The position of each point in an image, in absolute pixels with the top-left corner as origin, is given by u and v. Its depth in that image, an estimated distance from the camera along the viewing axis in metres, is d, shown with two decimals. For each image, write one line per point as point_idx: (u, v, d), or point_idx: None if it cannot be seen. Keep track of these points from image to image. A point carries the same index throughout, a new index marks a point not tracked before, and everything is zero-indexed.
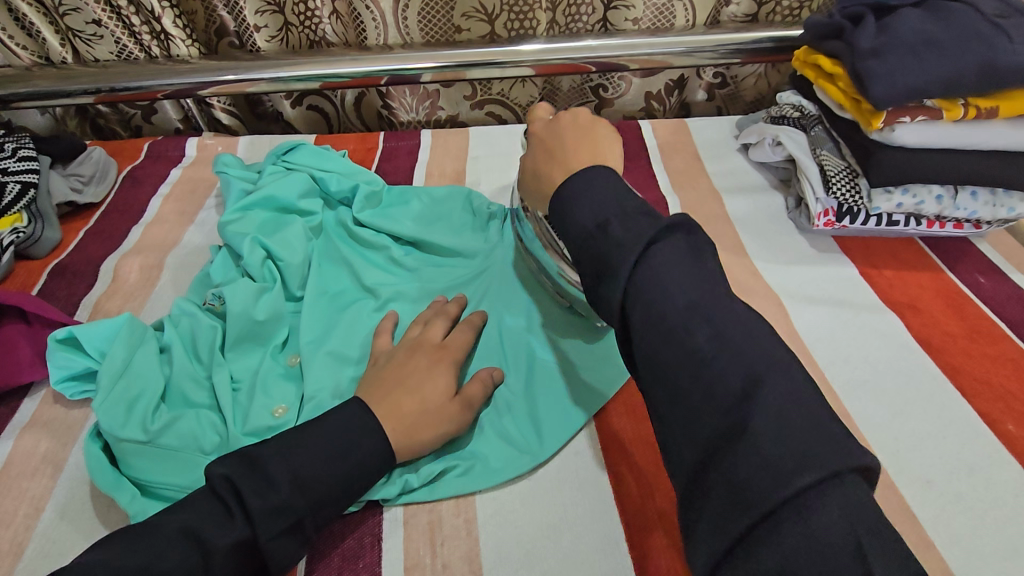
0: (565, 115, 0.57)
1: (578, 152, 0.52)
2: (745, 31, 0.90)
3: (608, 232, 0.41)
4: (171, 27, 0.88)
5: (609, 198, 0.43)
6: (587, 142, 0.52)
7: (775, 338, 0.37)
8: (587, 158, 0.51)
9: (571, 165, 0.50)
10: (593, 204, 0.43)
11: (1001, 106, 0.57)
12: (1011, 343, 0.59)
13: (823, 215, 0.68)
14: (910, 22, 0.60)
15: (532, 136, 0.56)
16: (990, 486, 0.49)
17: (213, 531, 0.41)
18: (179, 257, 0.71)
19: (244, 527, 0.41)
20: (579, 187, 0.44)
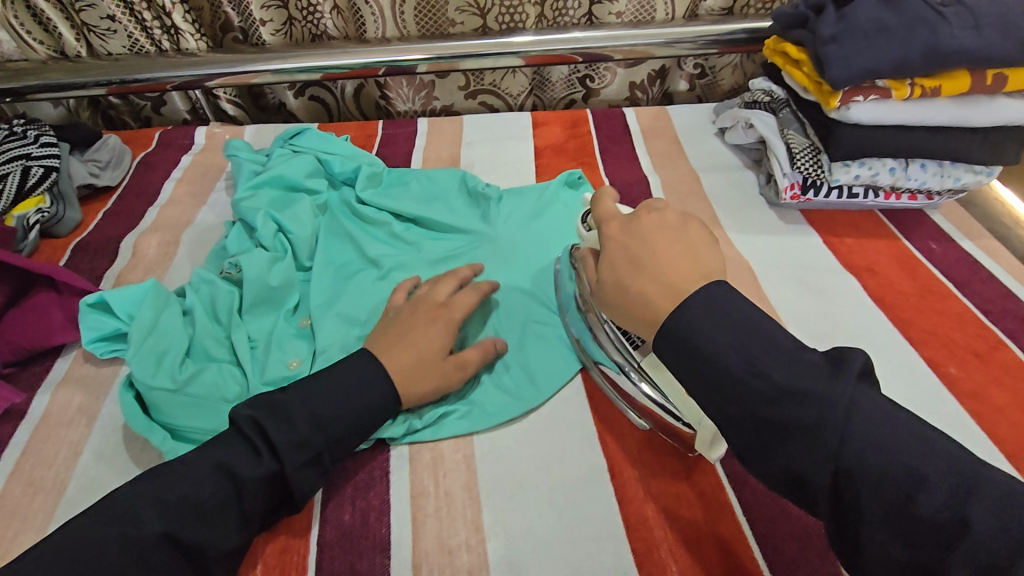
0: (648, 211, 0.51)
1: (675, 264, 0.45)
2: (722, 23, 0.96)
3: (765, 377, 0.38)
4: (181, 23, 0.93)
5: (749, 329, 0.40)
6: (683, 252, 0.46)
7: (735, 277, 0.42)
8: (689, 273, 0.44)
9: (670, 281, 0.44)
10: (737, 343, 0.40)
11: (944, 85, 0.63)
12: (955, 300, 0.66)
13: (790, 188, 0.74)
14: (866, 10, 0.66)
15: (606, 239, 0.50)
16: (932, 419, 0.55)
17: (244, 463, 0.46)
18: (194, 234, 0.76)
19: (270, 460, 0.46)
20: (702, 306, 0.42)
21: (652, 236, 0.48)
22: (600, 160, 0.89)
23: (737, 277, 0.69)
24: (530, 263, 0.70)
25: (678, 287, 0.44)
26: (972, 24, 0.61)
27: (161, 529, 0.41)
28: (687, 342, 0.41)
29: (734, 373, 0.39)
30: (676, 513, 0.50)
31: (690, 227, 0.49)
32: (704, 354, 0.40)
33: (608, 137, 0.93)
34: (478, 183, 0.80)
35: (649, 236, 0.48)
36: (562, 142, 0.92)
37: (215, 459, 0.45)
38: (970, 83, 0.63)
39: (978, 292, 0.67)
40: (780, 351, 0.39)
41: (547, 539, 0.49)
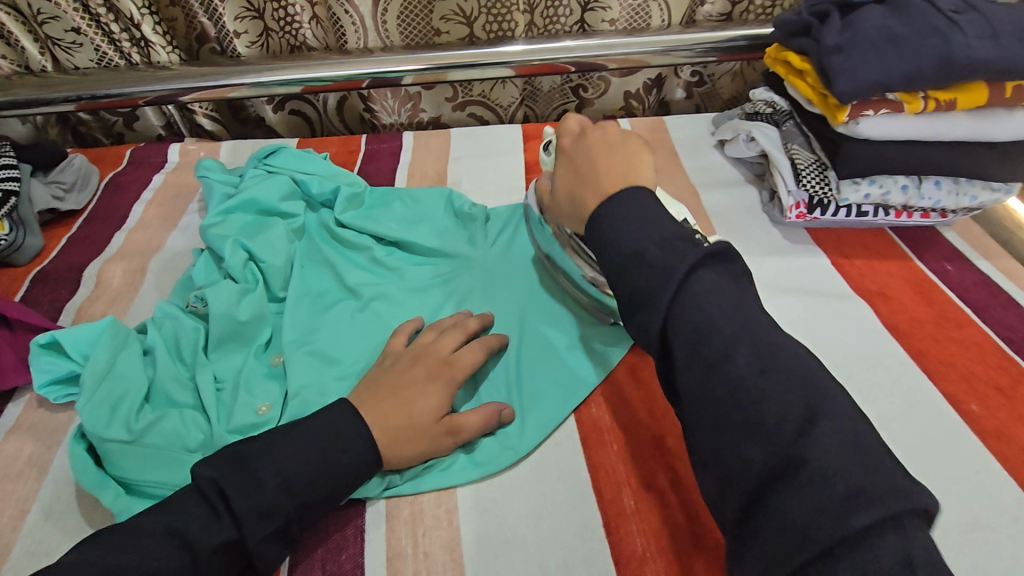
0: (595, 130, 0.56)
1: (611, 172, 0.50)
2: (720, 30, 0.92)
3: (645, 257, 0.42)
4: (151, 34, 0.88)
5: (649, 219, 0.44)
6: (619, 162, 0.51)
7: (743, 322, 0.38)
8: (619, 179, 0.49)
9: (603, 187, 0.49)
10: (633, 225, 0.44)
11: (960, 98, 0.59)
12: (974, 327, 0.62)
13: (795, 207, 0.69)
14: (873, 19, 0.61)
15: (560, 153, 0.56)
16: (954, 465, 0.51)
17: (202, 532, 0.41)
18: (163, 261, 0.72)
19: (228, 526, 0.42)
20: (620, 205, 0.45)
21: (594, 151, 0.53)
22: None
23: None
24: (522, 289, 0.66)
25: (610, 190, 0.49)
26: (990, 32, 0.56)
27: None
28: (600, 232, 0.45)
29: (623, 256, 0.43)
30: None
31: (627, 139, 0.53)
32: (611, 242, 0.44)
33: None
34: (465, 203, 0.75)
35: (594, 150, 0.53)
36: None
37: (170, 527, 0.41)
38: (988, 96, 0.58)
39: (998, 318, 0.63)
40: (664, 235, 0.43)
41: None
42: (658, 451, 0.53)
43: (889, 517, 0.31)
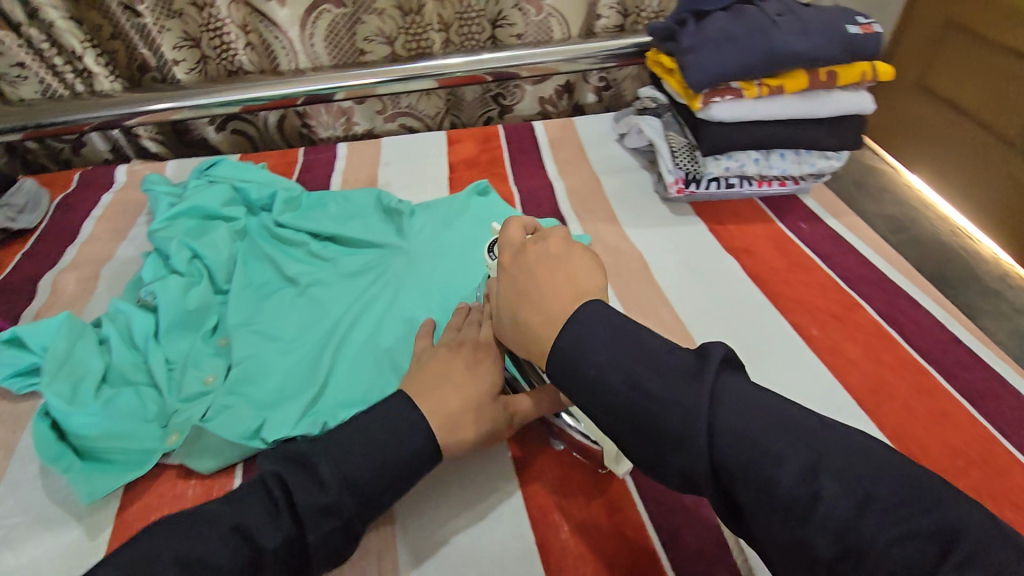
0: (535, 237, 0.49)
1: (552, 288, 0.45)
2: (615, 39, 1.05)
3: (647, 398, 0.37)
4: (94, 65, 0.95)
5: (621, 344, 0.40)
6: (562, 276, 0.46)
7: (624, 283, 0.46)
8: (564, 295, 0.44)
9: (550, 309, 0.44)
10: (612, 364, 0.39)
11: (786, 83, 0.72)
12: (820, 271, 0.74)
13: (675, 183, 0.81)
14: (718, 23, 0.74)
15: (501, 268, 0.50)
16: (798, 372, 0.61)
17: (263, 525, 0.40)
18: (114, 268, 0.78)
19: (287, 525, 0.40)
20: (588, 335, 0.41)
21: (535, 263, 0.47)
22: (510, 170, 0.95)
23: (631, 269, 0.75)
24: (442, 268, 0.75)
25: (561, 318, 0.43)
26: (800, 30, 0.70)
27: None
28: (574, 368, 0.40)
29: (618, 394, 0.38)
30: (571, 478, 0.54)
31: (578, 253, 0.48)
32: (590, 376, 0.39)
33: (518, 149, 1.00)
34: (391, 200, 0.85)
35: (531, 265, 0.47)
36: (474, 156, 0.98)
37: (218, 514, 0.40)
38: (808, 81, 0.72)
39: (840, 262, 0.75)
40: (655, 359, 0.39)
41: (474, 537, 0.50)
42: None
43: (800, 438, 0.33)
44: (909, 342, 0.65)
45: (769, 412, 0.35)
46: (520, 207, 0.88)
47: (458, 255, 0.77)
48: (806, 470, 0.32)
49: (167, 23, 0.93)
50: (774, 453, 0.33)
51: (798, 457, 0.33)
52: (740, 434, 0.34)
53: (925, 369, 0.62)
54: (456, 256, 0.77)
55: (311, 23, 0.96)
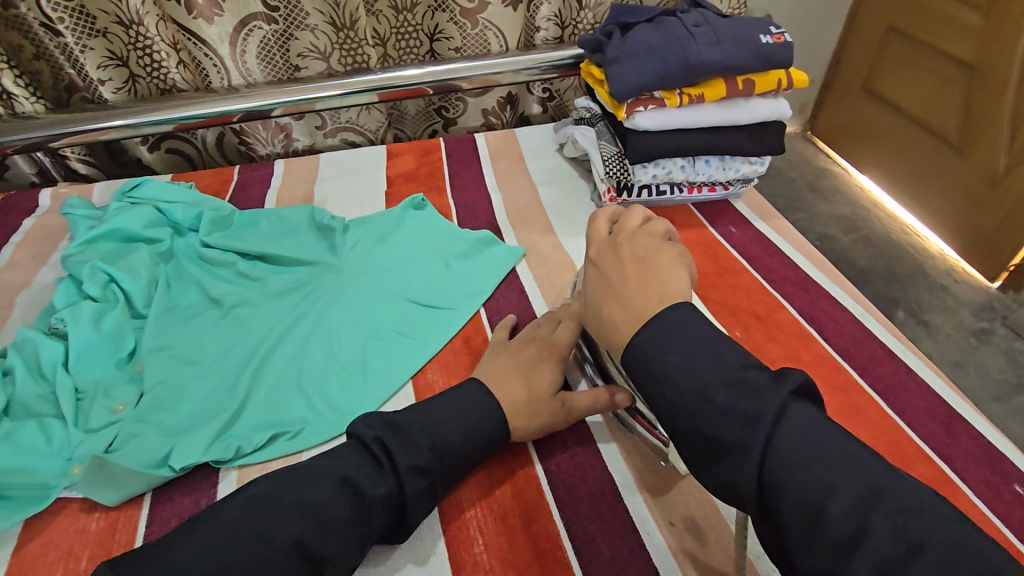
0: (625, 240, 0.52)
1: (641, 288, 0.47)
2: (553, 51, 1.07)
3: (712, 402, 0.39)
4: (13, 87, 0.92)
5: (708, 347, 0.42)
6: (652, 277, 0.48)
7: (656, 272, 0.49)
8: (651, 298, 0.46)
9: (634, 308, 0.46)
10: (702, 362, 0.41)
11: (705, 92, 0.73)
12: (747, 274, 0.75)
13: (608, 192, 0.83)
14: (639, 35, 0.76)
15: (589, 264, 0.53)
16: None
17: (368, 481, 0.44)
18: (29, 296, 0.76)
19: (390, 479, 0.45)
20: (667, 330, 0.43)
21: (623, 263, 0.50)
22: (449, 182, 0.95)
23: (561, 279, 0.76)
24: (371, 284, 0.74)
25: (644, 316, 0.45)
26: (715, 39, 0.71)
27: (291, 537, 0.40)
28: (648, 368, 0.43)
29: (685, 395, 0.40)
30: (490, 493, 0.53)
31: (669, 249, 0.50)
32: (665, 380, 0.41)
33: (458, 162, 1.00)
34: (323, 215, 0.83)
35: (622, 267, 0.50)
36: (413, 169, 0.98)
37: (338, 465, 0.45)
38: (725, 89, 0.73)
39: (767, 264, 0.77)
40: (729, 371, 0.40)
41: (401, 564, 0.48)
42: None
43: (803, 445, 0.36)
44: (829, 341, 0.66)
45: (834, 449, 0.36)
46: (457, 219, 0.87)
47: (389, 270, 0.76)
48: (854, 506, 0.33)
49: (90, 42, 0.91)
50: (832, 486, 0.34)
51: (851, 493, 0.34)
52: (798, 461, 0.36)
53: (841, 365, 0.63)
54: (386, 271, 0.76)
55: (242, 40, 0.94)
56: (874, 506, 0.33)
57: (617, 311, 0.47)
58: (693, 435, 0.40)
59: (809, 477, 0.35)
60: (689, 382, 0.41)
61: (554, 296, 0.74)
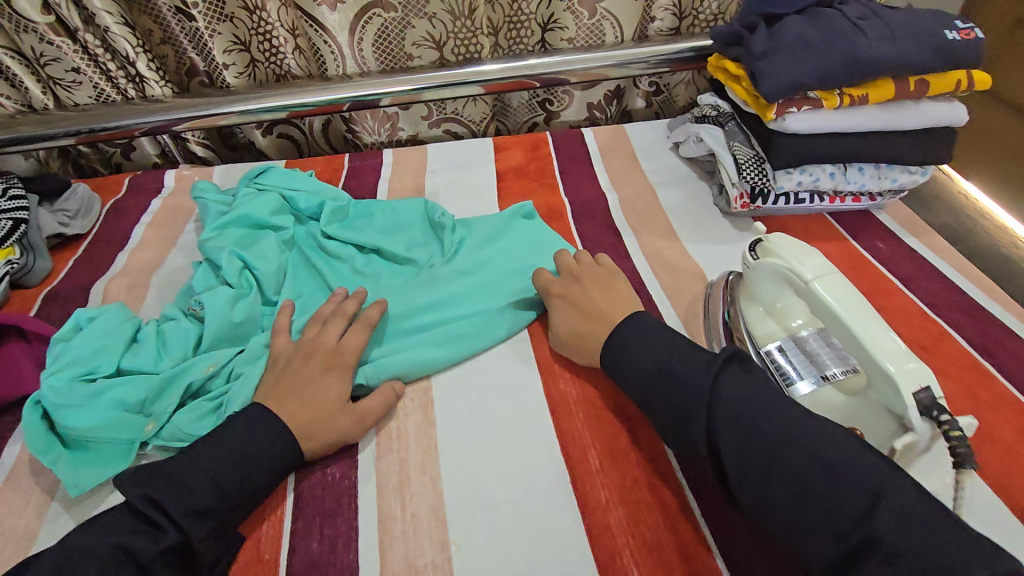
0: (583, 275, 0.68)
1: (608, 304, 0.63)
2: (670, 43, 1.00)
3: (668, 370, 0.52)
4: (146, 71, 0.94)
5: (660, 335, 0.56)
6: (609, 300, 0.63)
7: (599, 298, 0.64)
8: (617, 309, 0.62)
9: (608, 319, 0.61)
10: (653, 344, 0.55)
11: (870, 93, 0.66)
12: (902, 295, 0.69)
13: (739, 198, 0.76)
14: (792, 27, 0.69)
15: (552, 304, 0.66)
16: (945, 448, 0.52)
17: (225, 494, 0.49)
18: (163, 277, 0.79)
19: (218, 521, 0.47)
20: (631, 329, 0.58)
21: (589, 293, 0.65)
22: (560, 179, 0.91)
23: (692, 289, 0.71)
24: (482, 289, 0.71)
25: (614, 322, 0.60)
26: (889, 34, 0.65)
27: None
28: (623, 351, 0.57)
29: (654, 368, 0.53)
30: (638, 520, 0.51)
31: (608, 268, 0.68)
32: (635, 360, 0.55)
33: (568, 158, 0.96)
34: (440, 217, 0.81)
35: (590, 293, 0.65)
36: (523, 164, 0.95)
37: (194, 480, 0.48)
38: (895, 90, 0.66)
39: (924, 285, 0.70)
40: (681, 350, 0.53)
41: None
42: (618, 414, 0.60)
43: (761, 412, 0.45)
44: (1010, 379, 0.59)
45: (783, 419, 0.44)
46: (573, 219, 0.84)
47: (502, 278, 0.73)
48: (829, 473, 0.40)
49: (218, 28, 0.92)
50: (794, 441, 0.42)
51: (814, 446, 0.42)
52: (753, 431, 0.44)
53: None
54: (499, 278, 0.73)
55: (360, 28, 0.94)
56: (812, 459, 0.41)
57: (585, 328, 0.62)
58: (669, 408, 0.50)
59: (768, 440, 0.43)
60: (643, 359, 0.55)
61: (685, 308, 0.68)
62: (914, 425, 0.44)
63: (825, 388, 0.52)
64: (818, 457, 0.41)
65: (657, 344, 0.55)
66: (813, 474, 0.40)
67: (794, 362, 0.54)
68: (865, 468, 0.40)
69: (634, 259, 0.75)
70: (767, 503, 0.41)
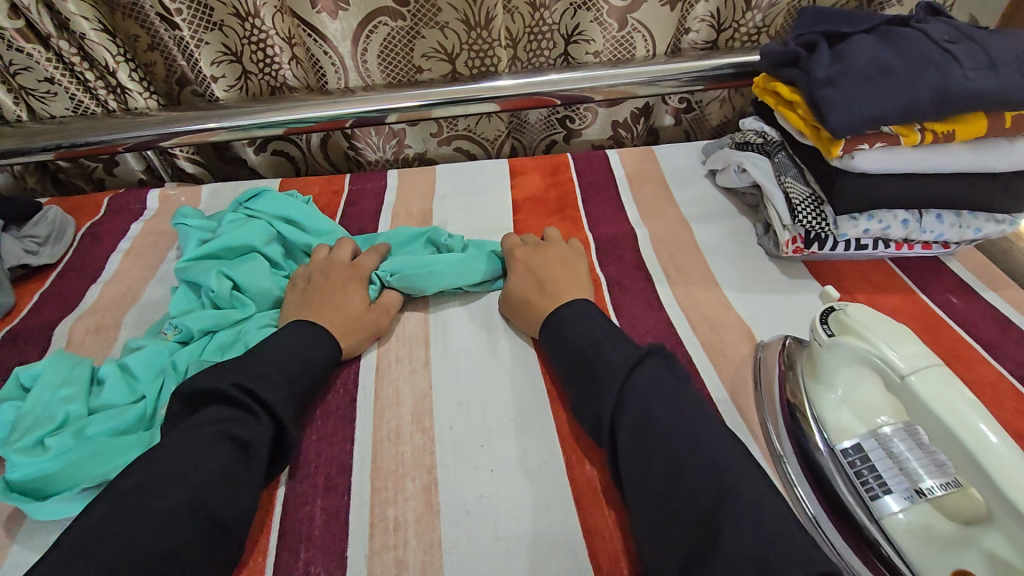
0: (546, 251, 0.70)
1: (558, 281, 0.65)
2: (707, 58, 0.90)
3: (598, 351, 0.52)
4: (128, 81, 0.85)
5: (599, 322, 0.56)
6: (565, 278, 0.65)
7: (551, 274, 0.66)
8: (569, 289, 0.63)
9: (559, 296, 0.63)
10: (583, 327, 0.56)
11: (958, 129, 0.56)
12: (986, 365, 0.59)
13: (792, 242, 0.66)
14: (864, 50, 0.60)
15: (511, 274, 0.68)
16: None
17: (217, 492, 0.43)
18: (136, 315, 0.70)
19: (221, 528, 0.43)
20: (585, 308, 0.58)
21: (544, 267, 0.67)
22: (584, 212, 0.82)
23: (739, 350, 0.61)
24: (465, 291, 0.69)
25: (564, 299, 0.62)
26: (988, 63, 0.55)
27: None
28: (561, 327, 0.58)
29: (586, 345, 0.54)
30: None
31: (569, 252, 0.70)
32: (569, 337, 0.56)
33: (593, 186, 0.86)
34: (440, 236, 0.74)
35: (546, 270, 0.67)
36: (542, 194, 0.85)
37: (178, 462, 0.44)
38: (988, 126, 0.56)
39: (1011, 353, 0.60)
40: (610, 335, 0.54)
41: None
42: None
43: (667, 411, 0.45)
44: None
45: (688, 427, 0.44)
46: (599, 261, 0.74)
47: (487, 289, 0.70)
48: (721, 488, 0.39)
49: (206, 36, 0.83)
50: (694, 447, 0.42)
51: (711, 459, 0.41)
52: (650, 421, 0.44)
53: None
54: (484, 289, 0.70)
55: (365, 37, 0.85)
56: (701, 469, 0.40)
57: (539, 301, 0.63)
58: (593, 375, 0.51)
59: (661, 434, 0.43)
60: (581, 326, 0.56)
61: (732, 373, 0.58)
62: None
63: (921, 507, 0.42)
64: (697, 454, 0.41)
65: (589, 324, 0.56)
66: (692, 468, 0.41)
67: (880, 470, 0.45)
68: (736, 480, 0.40)
69: (670, 312, 0.66)
70: (642, 491, 0.42)
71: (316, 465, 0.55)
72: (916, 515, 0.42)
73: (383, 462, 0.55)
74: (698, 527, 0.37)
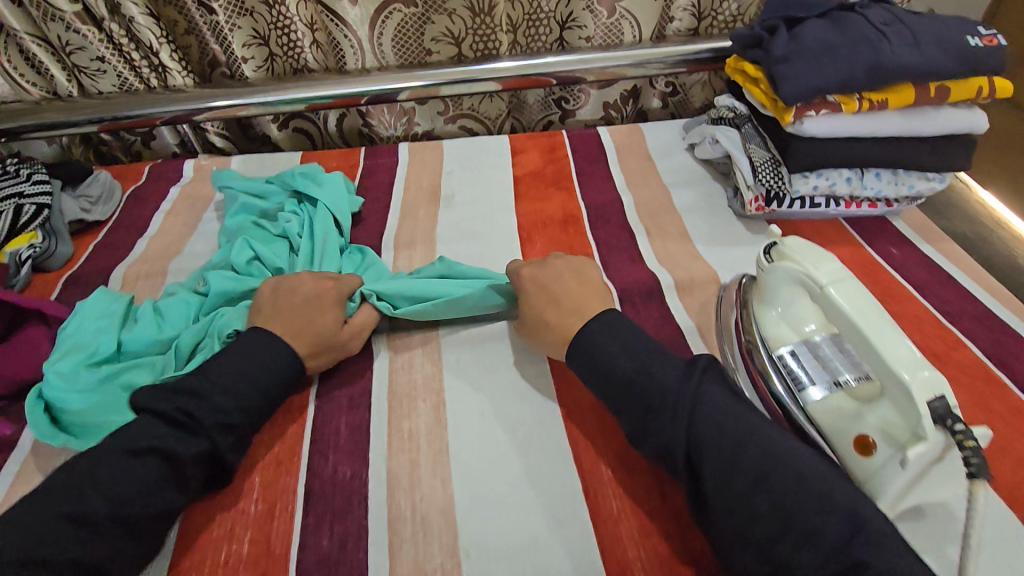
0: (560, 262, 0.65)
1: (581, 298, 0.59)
2: (688, 43, 1.00)
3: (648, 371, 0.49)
4: (169, 61, 0.95)
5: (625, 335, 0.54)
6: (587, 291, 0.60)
7: (570, 286, 0.61)
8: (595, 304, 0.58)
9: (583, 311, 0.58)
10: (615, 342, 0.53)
11: (890, 98, 0.66)
12: (916, 303, 0.68)
13: (754, 200, 0.76)
14: (814, 31, 0.69)
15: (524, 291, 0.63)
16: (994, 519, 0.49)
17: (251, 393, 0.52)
18: (179, 264, 0.80)
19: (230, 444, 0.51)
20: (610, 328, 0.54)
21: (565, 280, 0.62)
22: (576, 182, 0.91)
23: (705, 292, 0.71)
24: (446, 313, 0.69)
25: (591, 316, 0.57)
26: (912, 41, 0.65)
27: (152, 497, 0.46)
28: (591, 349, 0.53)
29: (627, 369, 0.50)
30: (649, 530, 0.51)
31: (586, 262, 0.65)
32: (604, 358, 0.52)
33: (584, 159, 0.96)
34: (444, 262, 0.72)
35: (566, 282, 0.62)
36: (540, 168, 0.95)
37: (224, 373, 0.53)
38: (915, 96, 0.66)
39: (939, 294, 0.70)
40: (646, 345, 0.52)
41: None
42: None
43: (748, 434, 0.43)
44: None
45: (772, 449, 0.43)
46: (587, 221, 0.84)
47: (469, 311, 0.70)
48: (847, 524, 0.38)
49: (238, 21, 0.93)
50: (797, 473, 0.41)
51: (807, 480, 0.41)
52: (733, 443, 0.43)
53: None
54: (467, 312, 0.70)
55: (380, 22, 0.94)
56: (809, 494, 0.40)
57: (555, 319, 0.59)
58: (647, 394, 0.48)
59: (754, 457, 0.42)
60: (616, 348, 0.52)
61: (698, 309, 0.69)
62: (927, 433, 0.44)
63: (837, 394, 0.52)
64: (800, 480, 0.41)
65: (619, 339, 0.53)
66: (797, 489, 0.40)
67: (807, 368, 0.55)
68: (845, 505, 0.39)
69: (648, 262, 0.76)
70: (739, 512, 0.41)
71: (339, 385, 0.63)
72: (832, 401, 0.52)
73: (397, 381, 0.64)
74: (816, 554, 0.37)
